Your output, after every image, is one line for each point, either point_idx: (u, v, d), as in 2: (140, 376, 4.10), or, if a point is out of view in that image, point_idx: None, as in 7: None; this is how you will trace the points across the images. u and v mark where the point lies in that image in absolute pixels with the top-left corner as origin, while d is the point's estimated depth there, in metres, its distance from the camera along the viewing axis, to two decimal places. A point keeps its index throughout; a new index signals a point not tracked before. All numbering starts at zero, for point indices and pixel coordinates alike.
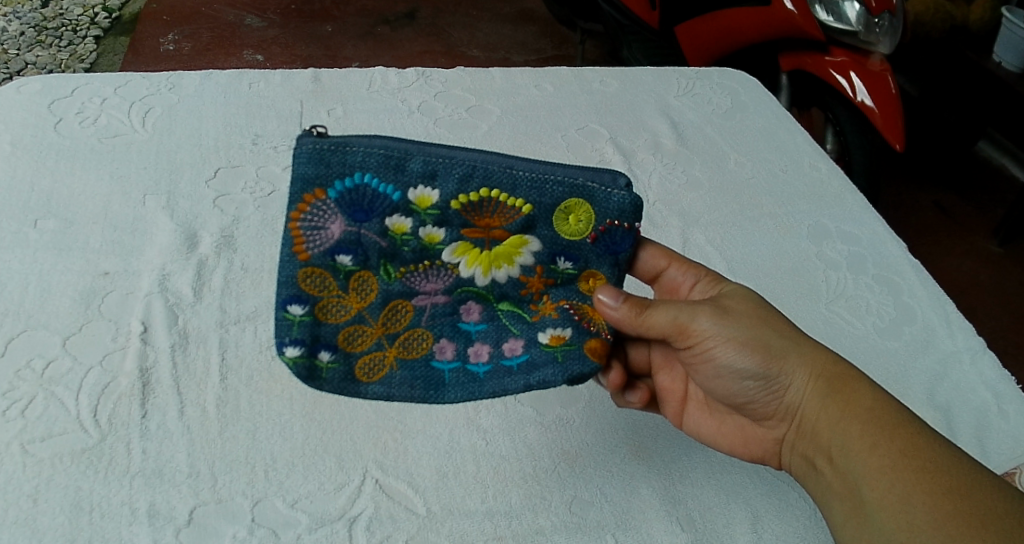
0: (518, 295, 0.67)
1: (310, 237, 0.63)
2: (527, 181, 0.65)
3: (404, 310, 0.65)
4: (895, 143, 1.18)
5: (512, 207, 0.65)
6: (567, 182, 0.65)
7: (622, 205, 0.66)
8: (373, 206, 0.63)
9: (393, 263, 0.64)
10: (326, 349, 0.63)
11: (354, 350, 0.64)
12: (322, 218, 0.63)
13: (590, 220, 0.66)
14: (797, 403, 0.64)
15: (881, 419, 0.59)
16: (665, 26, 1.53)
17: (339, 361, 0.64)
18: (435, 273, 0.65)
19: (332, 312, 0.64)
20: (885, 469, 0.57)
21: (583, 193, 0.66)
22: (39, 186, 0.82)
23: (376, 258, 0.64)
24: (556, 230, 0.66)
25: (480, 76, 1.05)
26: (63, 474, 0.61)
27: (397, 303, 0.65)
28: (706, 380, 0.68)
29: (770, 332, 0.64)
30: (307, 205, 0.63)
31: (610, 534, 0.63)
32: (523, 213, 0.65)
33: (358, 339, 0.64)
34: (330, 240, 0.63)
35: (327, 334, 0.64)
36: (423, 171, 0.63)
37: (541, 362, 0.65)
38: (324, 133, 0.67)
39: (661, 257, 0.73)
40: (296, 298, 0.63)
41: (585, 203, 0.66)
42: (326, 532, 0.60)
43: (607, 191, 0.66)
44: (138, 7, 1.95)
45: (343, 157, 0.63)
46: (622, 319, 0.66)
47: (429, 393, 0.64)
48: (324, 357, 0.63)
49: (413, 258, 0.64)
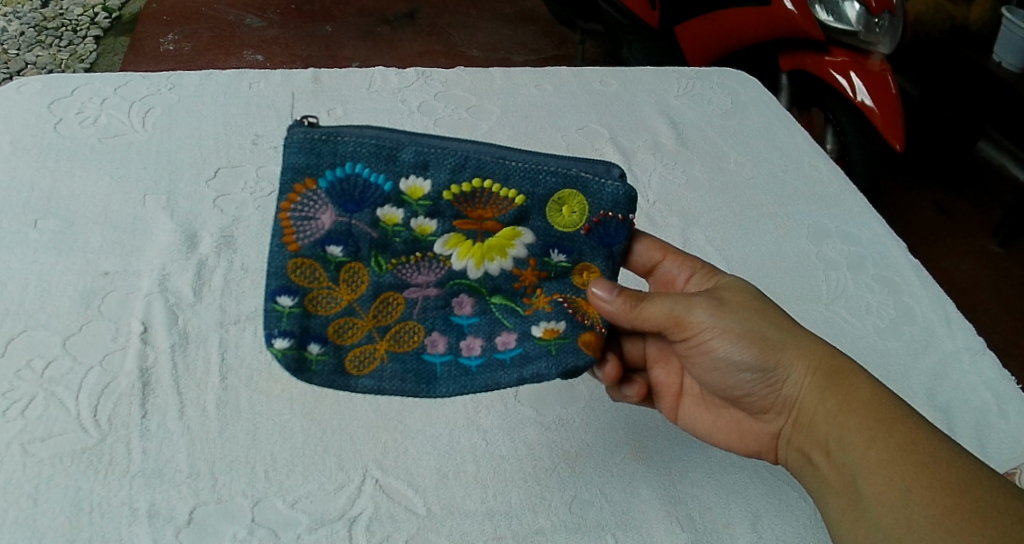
0: (511, 288, 0.67)
1: (299, 228, 0.63)
2: (520, 172, 0.64)
3: (395, 302, 0.65)
4: (896, 143, 1.18)
5: (505, 198, 0.64)
6: (560, 172, 0.65)
7: (616, 196, 0.66)
8: (364, 196, 0.63)
9: (384, 254, 0.64)
10: (316, 341, 0.63)
11: (344, 343, 0.64)
12: (312, 208, 0.63)
13: (583, 211, 0.66)
14: (795, 396, 0.64)
15: (880, 413, 0.59)
16: (665, 26, 1.53)
17: (329, 354, 0.64)
18: (426, 266, 0.65)
19: (322, 304, 0.64)
20: (883, 463, 0.57)
21: (576, 183, 0.66)
22: (39, 186, 0.82)
23: (366, 249, 0.64)
24: (550, 222, 0.66)
25: (480, 76, 1.05)
26: (64, 474, 0.61)
27: (387, 295, 0.65)
28: (703, 372, 0.68)
29: (767, 325, 0.64)
30: (297, 195, 0.62)
31: (610, 534, 0.63)
32: (515, 204, 0.65)
33: (348, 332, 0.64)
34: (320, 230, 0.63)
35: (318, 326, 0.63)
36: (414, 161, 0.63)
37: (534, 355, 0.65)
38: (315, 121, 0.66)
39: (656, 250, 0.73)
40: (286, 290, 0.62)
41: (578, 194, 0.66)
42: (326, 532, 0.60)
43: (601, 182, 0.66)
44: (138, 7, 1.95)
45: (333, 147, 0.62)
46: (616, 312, 0.66)
47: (420, 386, 0.64)
48: (314, 349, 0.63)
49: (404, 250, 0.64)
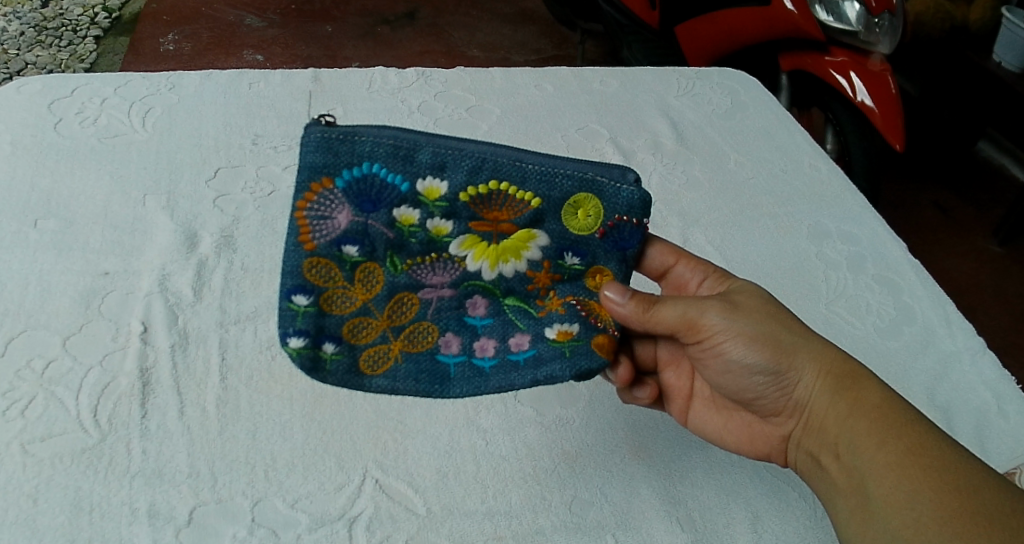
0: (524, 290, 0.67)
1: (315, 227, 0.63)
2: (536, 175, 0.64)
3: (410, 302, 0.65)
4: (896, 143, 1.18)
5: (521, 201, 0.64)
6: (576, 176, 0.65)
7: (631, 201, 0.66)
8: (380, 196, 0.62)
9: (399, 255, 0.64)
10: (331, 340, 0.63)
11: (358, 343, 0.64)
12: (328, 207, 0.62)
13: (598, 215, 0.66)
14: (807, 399, 0.64)
15: (889, 417, 0.59)
16: (665, 26, 1.53)
17: (343, 353, 0.64)
18: (441, 266, 0.65)
19: (336, 303, 0.63)
20: (892, 465, 0.57)
21: (592, 187, 0.66)
22: (39, 186, 0.82)
23: (382, 249, 0.64)
24: (565, 225, 0.66)
25: (480, 76, 1.06)
26: (63, 474, 0.61)
27: (402, 295, 0.65)
28: (714, 375, 0.68)
29: (780, 329, 0.64)
30: (314, 193, 0.62)
31: (610, 534, 0.63)
32: (531, 207, 0.65)
33: (362, 331, 0.64)
34: (336, 230, 0.63)
35: (332, 326, 0.63)
36: (432, 162, 0.63)
37: (548, 357, 0.65)
38: (330, 119, 0.66)
39: (669, 254, 0.73)
40: (301, 288, 0.62)
41: (594, 198, 0.66)
42: (326, 532, 0.60)
43: (617, 186, 0.66)
44: (138, 7, 1.95)
45: (351, 146, 0.62)
46: (628, 315, 0.66)
47: (434, 387, 0.64)
48: (328, 348, 0.63)
49: (420, 250, 0.64)
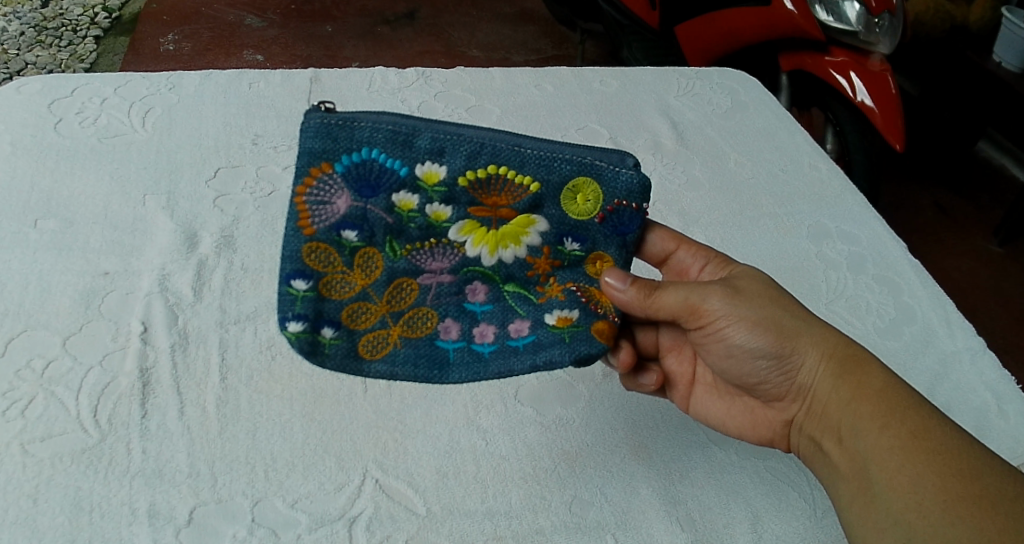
0: (524, 276, 0.67)
1: (315, 212, 0.63)
2: (535, 159, 0.64)
3: (409, 288, 0.65)
4: (896, 143, 1.18)
5: (519, 185, 0.64)
6: (575, 161, 0.65)
7: (630, 185, 0.66)
8: (380, 181, 0.63)
9: (399, 239, 0.64)
10: (330, 325, 0.63)
11: (358, 327, 0.64)
12: (328, 192, 0.63)
13: (597, 200, 0.66)
14: (809, 383, 0.64)
15: (892, 401, 0.59)
16: (665, 26, 1.53)
17: (342, 337, 0.64)
18: (440, 252, 0.65)
19: (336, 287, 0.64)
20: (894, 449, 0.57)
21: (590, 172, 0.65)
22: (38, 186, 0.82)
23: (381, 234, 0.64)
24: (564, 210, 0.66)
25: (480, 77, 1.05)
26: (63, 474, 0.61)
27: (402, 280, 0.65)
28: (717, 360, 0.68)
29: (782, 313, 0.64)
30: (314, 178, 0.62)
31: (610, 534, 0.63)
32: (530, 191, 0.65)
33: (361, 316, 0.64)
34: (336, 215, 0.63)
35: (332, 310, 0.64)
36: (430, 147, 0.63)
37: (548, 343, 0.65)
38: (331, 106, 0.66)
39: (669, 241, 0.73)
40: (300, 273, 0.63)
41: (592, 182, 0.65)
42: (326, 532, 0.60)
43: (615, 170, 0.65)
44: (138, 7, 1.95)
45: (350, 132, 0.62)
46: (629, 301, 0.65)
47: (433, 372, 0.64)
48: (327, 333, 0.63)
49: (419, 235, 0.64)
